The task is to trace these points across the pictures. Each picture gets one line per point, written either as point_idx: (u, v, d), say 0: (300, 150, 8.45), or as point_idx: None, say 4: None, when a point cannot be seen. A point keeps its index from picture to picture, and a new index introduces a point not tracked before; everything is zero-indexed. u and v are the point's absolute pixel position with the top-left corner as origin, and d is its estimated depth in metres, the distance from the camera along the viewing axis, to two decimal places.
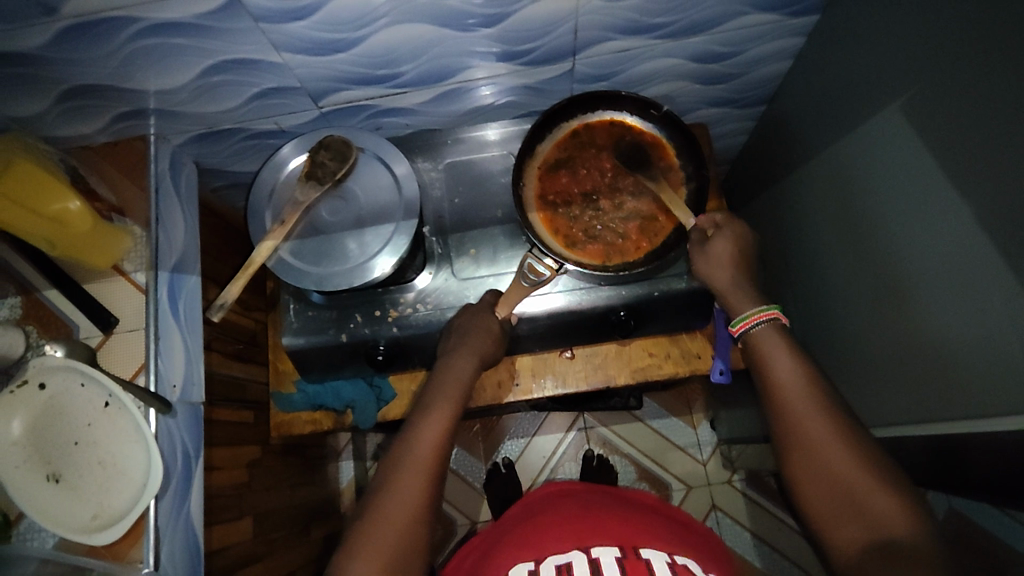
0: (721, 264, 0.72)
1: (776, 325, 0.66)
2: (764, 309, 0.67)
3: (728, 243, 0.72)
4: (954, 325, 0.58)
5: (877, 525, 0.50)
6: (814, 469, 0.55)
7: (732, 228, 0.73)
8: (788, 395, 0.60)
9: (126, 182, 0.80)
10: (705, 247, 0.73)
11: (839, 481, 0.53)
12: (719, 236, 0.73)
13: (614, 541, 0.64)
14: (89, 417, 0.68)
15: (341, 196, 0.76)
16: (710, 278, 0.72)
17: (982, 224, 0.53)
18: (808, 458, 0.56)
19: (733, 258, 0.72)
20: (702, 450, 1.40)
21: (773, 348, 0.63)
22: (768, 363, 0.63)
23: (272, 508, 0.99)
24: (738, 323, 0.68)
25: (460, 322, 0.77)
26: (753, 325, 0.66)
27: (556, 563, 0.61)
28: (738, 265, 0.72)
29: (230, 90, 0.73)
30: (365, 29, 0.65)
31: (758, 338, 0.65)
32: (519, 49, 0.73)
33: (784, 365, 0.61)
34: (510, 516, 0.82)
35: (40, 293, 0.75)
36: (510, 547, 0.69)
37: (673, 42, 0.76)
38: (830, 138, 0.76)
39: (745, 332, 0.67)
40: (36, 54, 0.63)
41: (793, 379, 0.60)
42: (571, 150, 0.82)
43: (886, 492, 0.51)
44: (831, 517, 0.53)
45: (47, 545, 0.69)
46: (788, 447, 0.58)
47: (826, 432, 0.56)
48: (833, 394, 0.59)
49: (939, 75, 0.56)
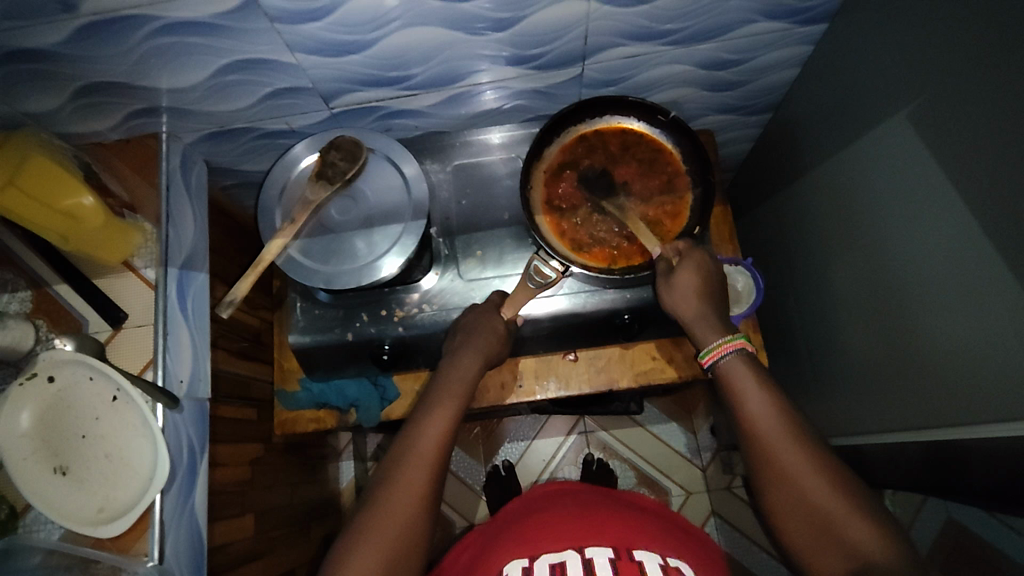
0: (686, 294, 0.71)
1: (743, 356, 0.66)
2: (730, 339, 0.67)
3: (692, 273, 0.71)
4: (956, 332, 0.59)
5: (853, 550, 0.53)
6: (798, 488, 0.57)
7: (694, 256, 0.73)
8: (759, 420, 0.61)
9: (137, 179, 0.80)
10: (670, 279, 0.72)
11: (818, 506, 0.55)
12: (682, 267, 0.72)
13: (607, 542, 0.65)
14: (97, 411, 0.68)
15: (350, 196, 0.77)
16: (677, 309, 0.72)
17: (987, 232, 0.54)
18: (787, 485, 0.57)
19: (698, 289, 0.71)
20: (701, 456, 1.41)
21: (742, 380, 0.64)
22: (738, 395, 0.63)
23: (274, 506, 0.99)
24: (705, 354, 0.67)
25: (466, 321, 0.78)
26: (719, 358, 0.66)
27: (549, 562, 0.61)
28: (702, 295, 0.71)
29: (244, 89, 0.74)
30: (379, 31, 0.66)
31: (723, 368, 0.66)
32: (529, 53, 0.74)
33: (753, 398, 0.62)
34: (505, 514, 0.82)
35: (51, 288, 0.75)
36: (505, 544, 0.70)
37: (682, 48, 0.77)
38: (836, 146, 0.76)
39: (713, 364, 0.67)
40: (53, 51, 0.64)
41: (763, 409, 0.61)
42: (578, 154, 0.83)
43: (860, 517, 0.53)
44: (809, 542, 0.56)
45: (53, 537, 0.70)
46: (765, 473, 0.59)
47: (800, 461, 0.57)
48: (803, 423, 0.60)
49: (946, 84, 0.57)
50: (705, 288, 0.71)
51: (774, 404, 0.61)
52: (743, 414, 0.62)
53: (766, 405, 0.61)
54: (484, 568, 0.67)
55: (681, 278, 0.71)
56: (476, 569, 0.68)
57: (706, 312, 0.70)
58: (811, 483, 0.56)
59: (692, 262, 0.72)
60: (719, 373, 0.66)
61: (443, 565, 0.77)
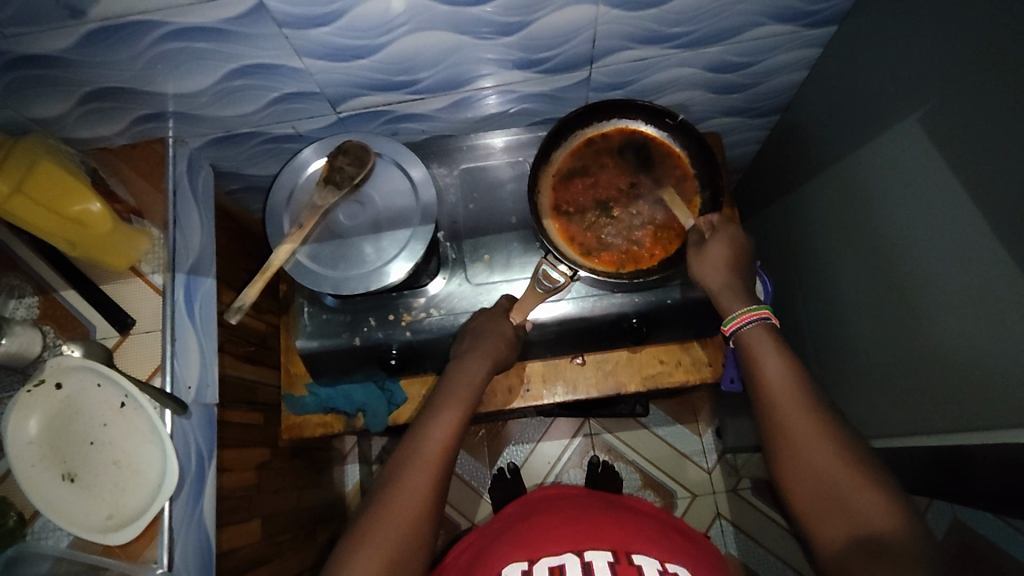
0: (716, 264, 0.70)
1: (765, 325, 0.63)
2: (755, 308, 0.65)
3: (724, 243, 0.71)
4: (968, 336, 0.59)
5: (862, 524, 0.51)
6: (807, 459, 0.55)
7: (728, 230, 0.72)
8: (776, 389, 0.59)
9: (143, 184, 0.80)
10: (702, 249, 0.71)
11: (826, 480, 0.53)
12: (715, 237, 0.71)
13: (606, 545, 0.65)
14: (104, 417, 0.68)
15: (358, 201, 0.76)
16: (704, 279, 0.70)
17: (1000, 237, 0.53)
18: (793, 455, 0.56)
19: (729, 260, 0.70)
20: (706, 458, 1.40)
21: (762, 347, 0.62)
22: (755, 360, 0.61)
23: (280, 511, 0.99)
24: (729, 321, 0.65)
25: (474, 325, 0.78)
26: (742, 324, 0.64)
27: (549, 565, 0.61)
28: (733, 266, 0.70)
29: (251, 94, 0.74)
30: (386, 35, 0.66)
31: (747, 337, 0.63)
32: (537, 56, 0.74)
33: (770, 359, 0.61)
34: (504, 516, 0.82)
35: (57, 293, 0.75)
36: (504, 546, 0.69)
37: (689, 51, 0.77)
38: (845, 149, 0.76)
39: (737, 331, 0.64)
40: (60, 57, 0.64)
41: (780, 377, 0.59)
42: (585, 159, 0.82)
43: (874, 493, 0.51)
44: (816, 514, 0.54)
45: (61, 544, 0.70)
46: (773, 445, 0.58)
47: (810, 429, 0.56)
48: (818, 388, 0.59)
49: (958, 88, 0.56)
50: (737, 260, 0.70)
51: (791, 369, 0.59)
52: (757, 380, 0.61)
53: (781, 368, 0.60)
54: (483, 570, 0.66)
55: (712, 247, 0.70)
56: (475, 571, 0.68)
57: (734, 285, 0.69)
58: (821, 453, 0.54)
59: (724, 234, 0.71)
60: (743, 339, 0.64)
61: (443, 566, 0.77)
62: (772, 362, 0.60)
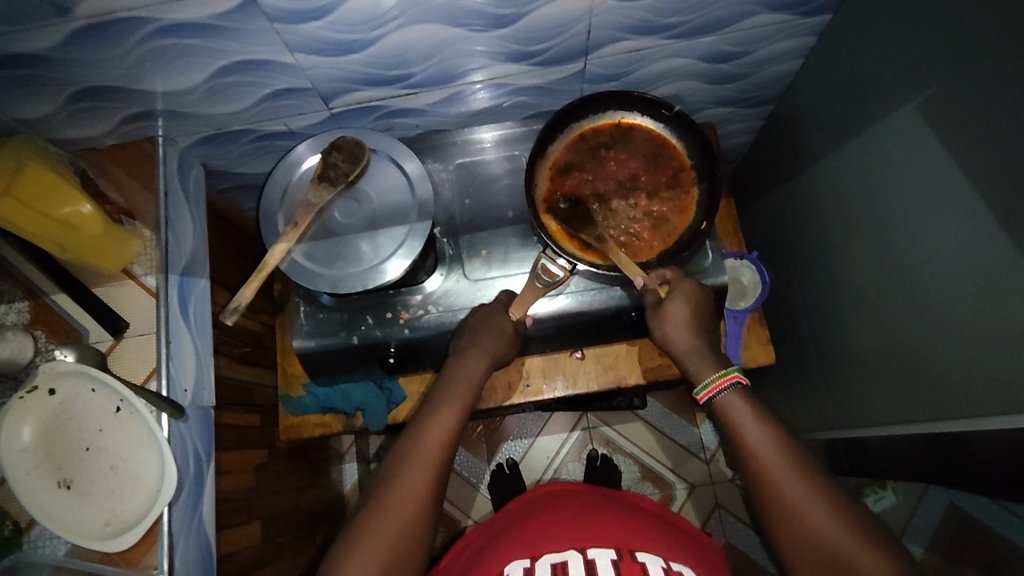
0: (678, 326, 0.70)
1: (738, 391, 0.64)
2: (726, 373, 0.65)
3: (682, 304, 0.71)
4: (968, 323, 0.59)
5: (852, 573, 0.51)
6: (798, 511, 0.55)
7: (683, 286, 0.72)
8: (762, 450, 0.59)
9: (135, 185, 0.79)
10: (661, 309, 0.71)
11: (820, 537, 0.54)
12: (673, 298, 0.71)
13: (610, 543, 0.65)
14: (99, 423, 0.67)
15: (354, 198, 0.75)
16: (667, 340, 0.71)
17: (1002, 224, 0.53)
18: (785, 509, 0.56)
19: (690, 320, 0.71)
20: (704, 448, 1.40)
21: (740, 414, 0.62)
22: (732, 422, 0.62)
23: (280, 513, 0.98)
24: (702, 390, 0.66)
25: (473, 321, 0.77)
26: (715, 392, 0.65)
27: (551, 562, 0.61)
28: (695, 327, 0.71)
29: (243, 91, 0.72)
30: (379, 29, 0.65)
31: (722, 402, 0.64)
32: (531, 49, 0.73)
33: (749, 419, 0.61)
34: (505, 513, 0.82)
35: (48, 297, 0.74)
36: (504, 544, 0.69)
37: (684, 42, 0.77)
38: (842, 138, 0.76)
39: (711, 399, 0.65)
40: (46, 56, 0.62)
41: (761, 440, 0.59)
42: (582, 152, 0.82)
43: (872, 553, 0.51)
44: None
45: (59, 552, 0.69)
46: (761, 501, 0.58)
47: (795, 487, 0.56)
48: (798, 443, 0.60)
49: (958, 73, 0.56)
50: (697, 322, 0.71)
51: (771, 426, 0.60)
52: (737, 439, 0.61)
53: (760, 426, 0.60)
54: (484, 569, 0.66)
55: (670, 310, 0.71)
56: (475, 569, 0.68)
57: (698, 345, 0.70)
58: (810, 504, 0.55)
59: (682, 292, 0.72)
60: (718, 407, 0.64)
61: (442, 563, 0.76)
62: (746, 418, 0.61)
